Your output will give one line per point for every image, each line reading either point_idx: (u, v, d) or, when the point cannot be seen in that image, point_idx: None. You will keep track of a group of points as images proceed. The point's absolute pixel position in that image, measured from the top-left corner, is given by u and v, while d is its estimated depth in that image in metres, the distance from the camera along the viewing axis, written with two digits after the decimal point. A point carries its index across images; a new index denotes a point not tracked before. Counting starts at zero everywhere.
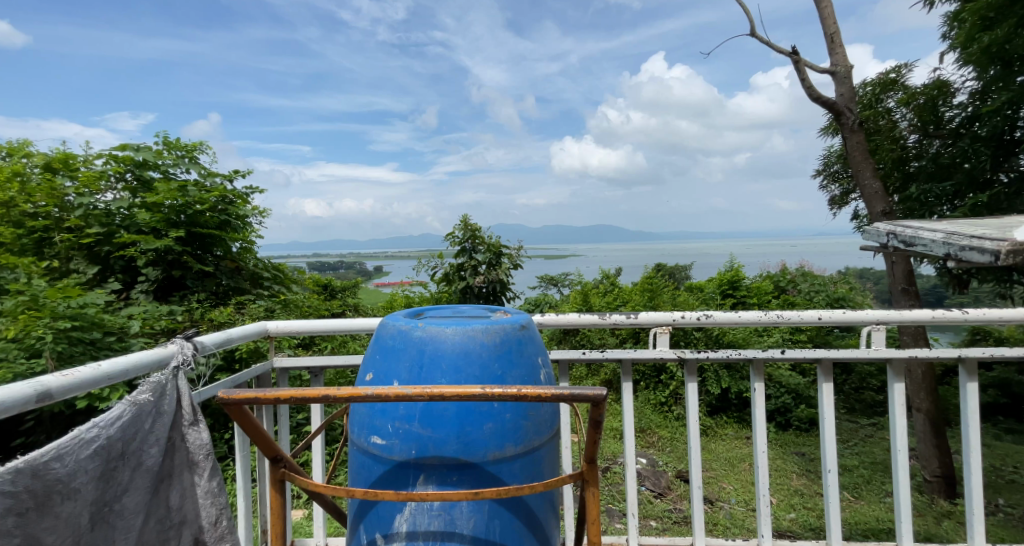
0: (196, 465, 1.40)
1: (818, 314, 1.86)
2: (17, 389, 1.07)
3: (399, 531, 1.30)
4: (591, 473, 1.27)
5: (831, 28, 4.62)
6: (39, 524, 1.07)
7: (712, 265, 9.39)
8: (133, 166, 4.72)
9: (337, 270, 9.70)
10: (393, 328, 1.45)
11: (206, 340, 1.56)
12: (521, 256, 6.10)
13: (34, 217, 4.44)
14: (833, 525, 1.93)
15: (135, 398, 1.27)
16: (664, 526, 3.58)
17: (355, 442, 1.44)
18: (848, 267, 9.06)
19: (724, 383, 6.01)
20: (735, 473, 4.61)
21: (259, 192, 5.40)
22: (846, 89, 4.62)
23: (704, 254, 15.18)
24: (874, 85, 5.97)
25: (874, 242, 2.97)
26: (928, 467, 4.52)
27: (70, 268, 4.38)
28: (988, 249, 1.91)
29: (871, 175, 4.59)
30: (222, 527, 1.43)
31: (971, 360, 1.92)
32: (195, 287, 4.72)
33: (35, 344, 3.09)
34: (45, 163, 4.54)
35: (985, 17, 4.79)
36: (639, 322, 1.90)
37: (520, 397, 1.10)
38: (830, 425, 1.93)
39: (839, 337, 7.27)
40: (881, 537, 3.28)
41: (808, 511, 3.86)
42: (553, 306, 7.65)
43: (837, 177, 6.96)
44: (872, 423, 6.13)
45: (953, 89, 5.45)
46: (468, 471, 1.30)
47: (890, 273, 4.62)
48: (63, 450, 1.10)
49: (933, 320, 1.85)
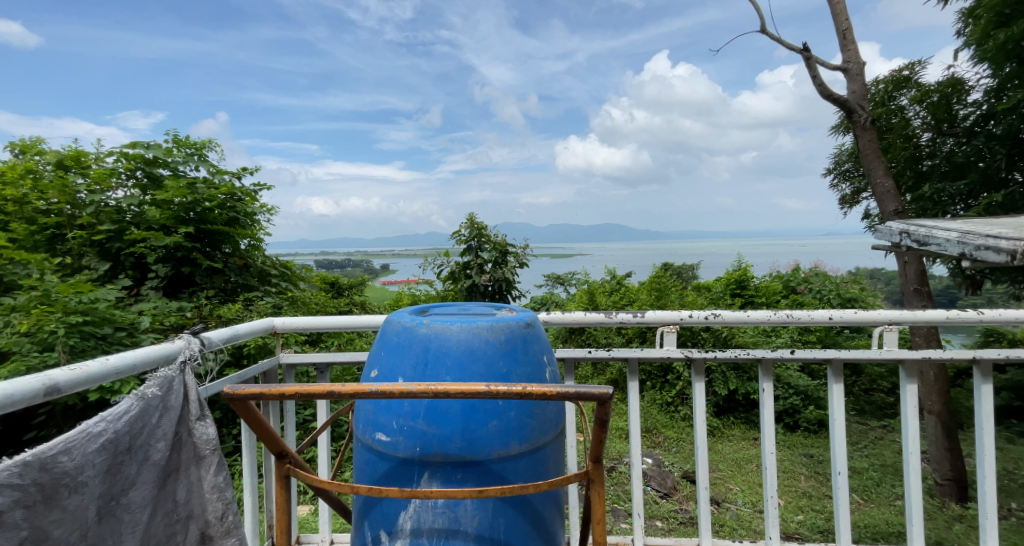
0: (202, 460, 1.39)
1: (830, 314, 1.83)
2: (25, 383, 1.06)
3: (402, 528, 1.29)
4: (596, 473, 1.26)
5: (844, 24, 4.57)
6: (46, 517, 1.06)
7: (720, 265, 9.32)
8: (144, 163, 4.74)
9: (343, 269, 9.74)
10: (399, 324, 1.44)
11: (212, 335, 1.54)
12: (527, 254, 6.08)
13: (47, 214, 4.48)
14: (842, 528, 1.90)
15: (142, 392, 1.26)
16: (670, 527, 3.55)
17: (360, 438, 1.42)
18: (859, 267, 9.00)
19: (732, 384, 6.00)
20: (742, 474, 4.59)
21: (267, 189, 5.44)
22: (857, 86, 4.59)
23: (712, 253, 15.18)
24: (887, 83, 5.84)
25: (886, 241, 2.92)
26: (939, 470, 4.47)
27: (82, 265, 4.41)
28: (1005, 249, 1.88)
29: (883, 173, 4.51)
30: (227, 522, 1.41)
31: (986, 361, 1.88)
32: (204, 284, 4.73)
33: (48, 338, 3.10)
34: (57, 161, 4.58)
35: (1001, 13, 4.77)
36: (645, 321, 1.86)
37: (526, 395, 1.08)
38: (840, 426, 1.89)
39: (848, 337, 7.21)
40: (892, 540, 3.26)
41: (816, 513, 3.83)
42: (559, 305, 7.52)
43: (848, 176, 6.89)
44: (883, 426, 6.06)
45: (968, 86, 5.34)
46: (472, 469, 1.28)
47: (902, 273, 4.55)
48: (70, 444, 1.09)
49: (949, 320, 1.82)
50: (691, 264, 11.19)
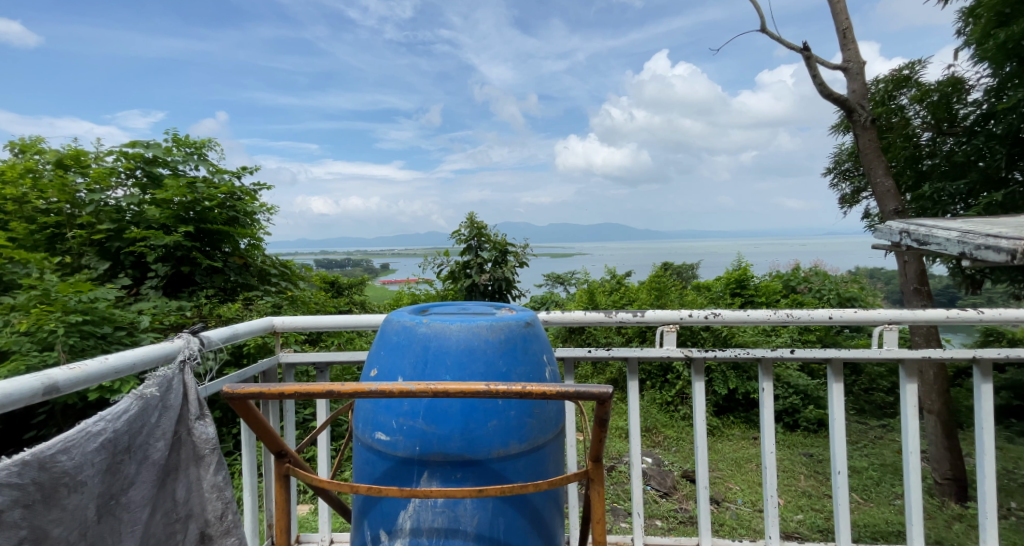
0: (202, 459, 1.39)
1: (830, 313, 1.83)
2: (24, 382, 1.06)
3: (402, 527, 1.29)
4: (596, 472, 1.26)
5: (844, 23, 4.57)
6: (46, 516, 1.06)
7: (719, 265, 9.32)
8: (143, 162, 4.74)
9: (343, 269, 9.74)
10: (398, 324, 1.44)
11: (211, 335, 1.54)
12: (527, 254, 6.08)
13: (46, 213, 4.48)
14: (842, 527, 1.90)
15: (141, 392, 1.26)
16: (669, 527, 3.55)
17: (359, 437, 1.42)
18: (858, 267, 9.00)
19: (731, 383, 6.00)
20: (742, 473, 4.59)
21: (267, 188, 5.44)
22: (858, 86, 4.59)
23: (711, 252, 15.18)
24: (887, 82, 5.84)
25: (886, 240, 2.92)
26: (938, 470, 4.47)
27: (81, 264, 4.41)
28: (1005, 248, 1.88)
29: (884, 173, 4.51)
30: (227, 521, 1.41)
31: (986, 361, 1.88)
32: (203, 283, 4.72)
33: (48, 337, 3.10)
34: (57, 160, 4.58)
35: (1001, 13, 4.77)
36: (645, 320, 1.86)
37: (525, 394, 1.08)
38: (840, 425, 1.89)
39: (847, 337, 7.21)
40: (891, 539, 3.26)
41: (815, 512, 3.83)
42: (558, 304, 7.52)
43: (848, 176, 6.89)
44: (882, 425, 6.06)
45: (968, 86, 5.34)
46: (472, 468, 1.28)
47: (902, 272, 4.55)
48: (70, 443, 1.09)
49: (948, 320, 1.82)
50: (691, 263, 11.19)
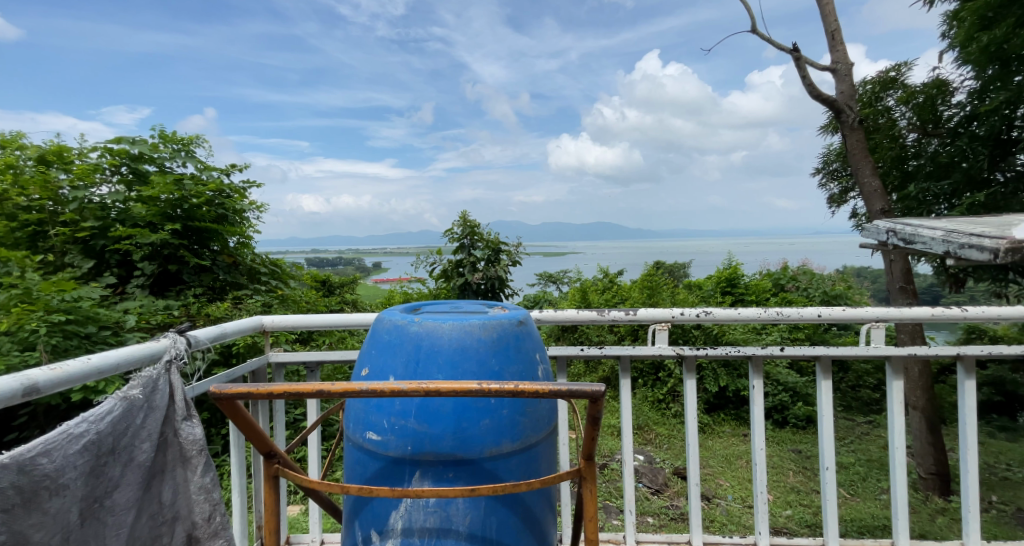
0: (189, 460, 1.37)
1: (818, 311, 1.85)
2: (3, 384, 1.04)
3: (393, 527, 1.28)
4: (588, 470, 1.25)
5: (832, 25, 4.59)
6: (26, 520, 1.04)
7: (711, 263, 9.36)
8: (129, 159, 4.68)
9: (334, 267, 9.70)
10: (389, 323, 1.43)
11: (199, 334, 1.52)
12: (519, 252, 6.05)
13: (28, 210, 4.40)
14: (830, 522, 1.91)
15: (126, 393, 1.24)
16: (661, 523, 3.57)
17: (351, 438, 1.41)
18: (846, 265, 9.08)
19: (722, 381, 6.04)
20: (732, 470, 4.61)
21: (256, 186, 5.39)
22: (846, 86, 4.61)
23: (703, 251, 15.24)
24: (875, 83, 5.89)
25: (874, 239, 2.93)
26: (923, 465, 4.51)
27: (65, 262, 4.35)
28: (988, 246, 1.89)
29: (871, 172, 4.54)
30: (215, 523, 1.40)
31: (970, 358, 1.89)
32: (191, 282, 4.68)
33: (29, 336, 3.06)
34: (39, 156, 4.51)
35: (985, 16, 4.80)
36: (637, 318, 1.87)
37: (517, 393, 1.07)
38: (828, 422, 1.89)
39: (836, 335, 7.28)
40: (877, 533, 3.29)
41: (804, 508, 3.85)
42: (551, 303, 7.53)
43: (837, 175, 6.94)
44: (870, 421, 6.12)
45: (953, 87, 5.39)
46: (464, 467, 1.28)
47: (889, 271, 4.58)
48: (51, 445, 1.07)
49: (933, 318, 1.83)
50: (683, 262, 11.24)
